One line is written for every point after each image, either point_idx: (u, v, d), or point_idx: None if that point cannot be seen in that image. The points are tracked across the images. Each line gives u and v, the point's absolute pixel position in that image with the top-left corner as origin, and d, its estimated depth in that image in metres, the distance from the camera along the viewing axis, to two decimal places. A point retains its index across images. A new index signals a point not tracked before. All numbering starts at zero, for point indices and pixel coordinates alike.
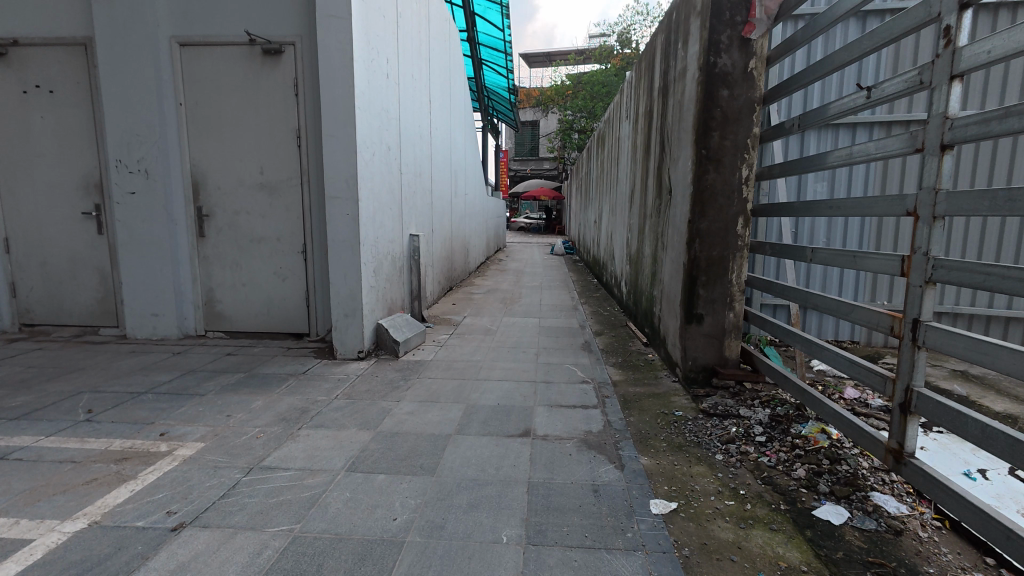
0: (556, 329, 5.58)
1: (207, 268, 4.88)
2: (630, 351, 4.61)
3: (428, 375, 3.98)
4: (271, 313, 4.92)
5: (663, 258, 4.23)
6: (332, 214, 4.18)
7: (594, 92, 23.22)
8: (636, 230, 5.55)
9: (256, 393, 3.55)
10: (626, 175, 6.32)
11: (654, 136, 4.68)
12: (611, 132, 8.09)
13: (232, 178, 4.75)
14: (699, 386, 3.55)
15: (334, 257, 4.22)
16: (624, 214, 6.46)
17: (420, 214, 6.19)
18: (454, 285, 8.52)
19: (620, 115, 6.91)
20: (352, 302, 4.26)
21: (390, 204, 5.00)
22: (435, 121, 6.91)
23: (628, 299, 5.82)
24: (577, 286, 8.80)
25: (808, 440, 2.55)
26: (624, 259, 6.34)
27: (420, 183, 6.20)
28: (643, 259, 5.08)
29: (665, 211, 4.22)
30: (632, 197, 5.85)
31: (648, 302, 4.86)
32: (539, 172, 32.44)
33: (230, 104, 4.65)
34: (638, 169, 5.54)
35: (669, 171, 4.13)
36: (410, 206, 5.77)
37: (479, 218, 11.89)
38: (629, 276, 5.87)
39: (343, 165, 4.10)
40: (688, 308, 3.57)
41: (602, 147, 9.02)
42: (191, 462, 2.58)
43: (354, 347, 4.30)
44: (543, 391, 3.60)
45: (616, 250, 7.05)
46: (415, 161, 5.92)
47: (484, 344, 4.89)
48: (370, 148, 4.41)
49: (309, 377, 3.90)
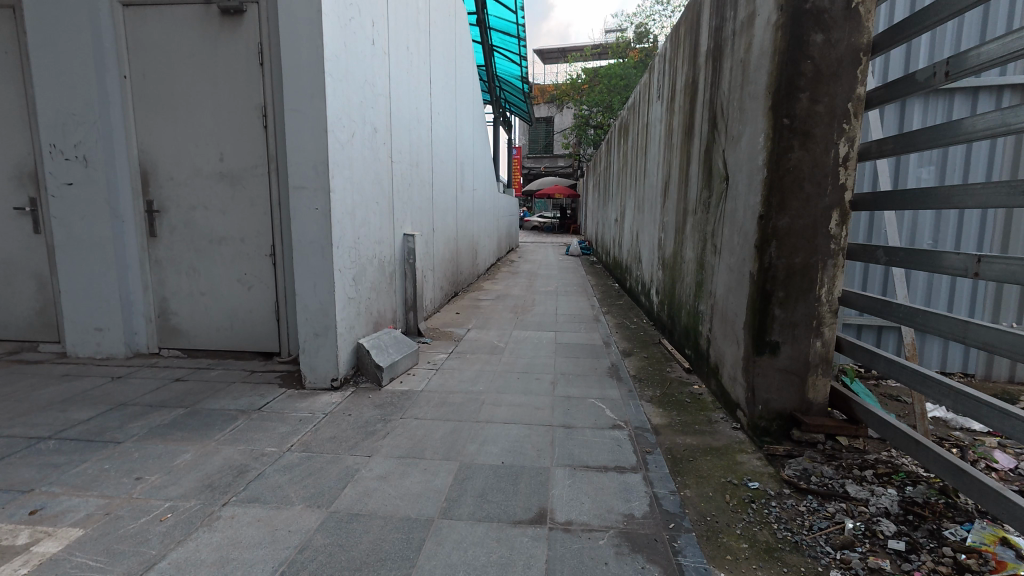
0: (575, 347, 4.70)
1: (160, 273, 4.11)
2: (669, 380, 3.71)
3: (415, 413, 3.14)
4: (235, 328, 4.13)
5: (715, 266, 3.32)
6: (298, 209, 3.34)
7: (612, 85, 22.19)
8: (672, 229, 4.64)
9: (190, 440, 2.75)
10: (658, 166, 5.41)
11: (701, 112, 3.77)
12: (636, 119, 7.16)
13: (187, 166, 3.96)
14: (772, 439, 2.64)
15: (302, 262, 3.39)
16: (655, 212, 5.55)
17: (418, 212, 5.38)
18: (459, 291, 7.66)
19: (649, 97, 6.01)
20: (324, 319, 3.43)
21: (377, 197, 4.17)
22: (437, 107, 6.09)
23: (662, 312, 4.91)
24: (597, 292, 7.87)
25: (984, 561, 1.65)
26: (655, 264, 5.43)
27: (419, 177, 5.39)
28: (683, 265, 4.18)
29: (718, 205, 3.31)
30: (666, 191, 4.94)
31: (690, 318, 3.96)
32: (553, 170, 31.45)
33: (185, 77, 3.86)
34: (674, 157, 4.64)
35: (724, 154, 3.23)
36: (405, 202, 4.94)
37: (489, 217, 11.01)
38: (662, 285, 4.96)
39: (312, 147, 3.27)
40: (759, 333, 2.66)
41: (625, 137, 8.11)
42: (47, 569, 1.76)
43: (327, 374, 3.48)
44: (563, 443, 2.72)
45: (644, 252, 6.15)
46: (411, 150, 5.11)
47: (489, 368, 4.03)
48: (347, 127, 3.58)
49: (265, 415, 3.08)
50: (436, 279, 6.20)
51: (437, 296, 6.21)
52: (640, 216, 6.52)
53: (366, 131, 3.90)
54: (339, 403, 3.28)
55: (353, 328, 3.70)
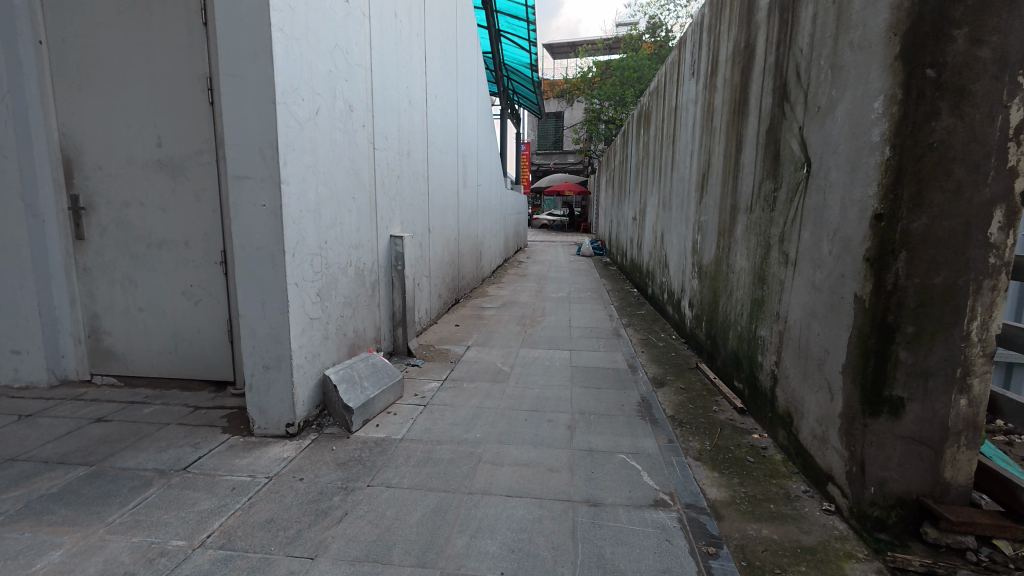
0: (594, 373, 3.91)
1: (90, 284, 3.37)
2: (718, 425, 2.89)
3: (388, 477, 2.37)
4: (182, 351, 3.39)
5: (788, 281, 2.51)
6: (240, 206, 2.57)
7: (624, 78, 21.28)
8: (713, 231, 3.83)
9: (72, 524, 1.99)
10: (692, 155, 4.59)
11: (761, 82, 2.95)
12: (660, 104, 6.33)
13: (118, 153, 3.22)
14: (891, 538, 1.83)
15: (246, 274, 2.63)
16: (687, 210, 4.74)
17: (409, 209, 4.61)
18: (461, 298, 6.89)
19: (679, 76, 5.18)
20: (276, 347, 2.67)
21: (354, 192, 3.41)
22: (434, 88, 5.32)
23: (701, 330, 4.09)
24: (614, 299, 7.05)
25: None
26: (687, 271, 4.62)
27: (411, 169, 4.62)
28: (731, 277, 3.37)
29: (791, 201, 2.49)
30: (704, 185, 4.13)
31: (742, 342, 3.15)
32: (563, 166, 30.57)
33: (112, 42, 3.11)
34: (717, 143, 3.82)
35: (803, 132, 2.41)
36: (392, 198, 4.17)
37: (495, 215, 10.22)
38: (700, 297, 4.15)
39: (257, 123, 2.50)
40: (871, 384, 1.85)
41: (646, 126, 7.29)
42: None
43: (280, 418, 2.73)
44: (586, 535, 1.93)
45: (671, 256, 5.34)
46: (402, 137, 4.34)
47: (489, 404, 3.25)
48: (310, 101, 2.81)
49: (189, 479, 2.32)
50: (432, 287, 5.43)
51: (432, 305, 5.44)
52: (666, 215, 5.70)
53: (337, 107, 3.13)
54: (291, 459, 2.52)
55: (317, 356, 2.93)
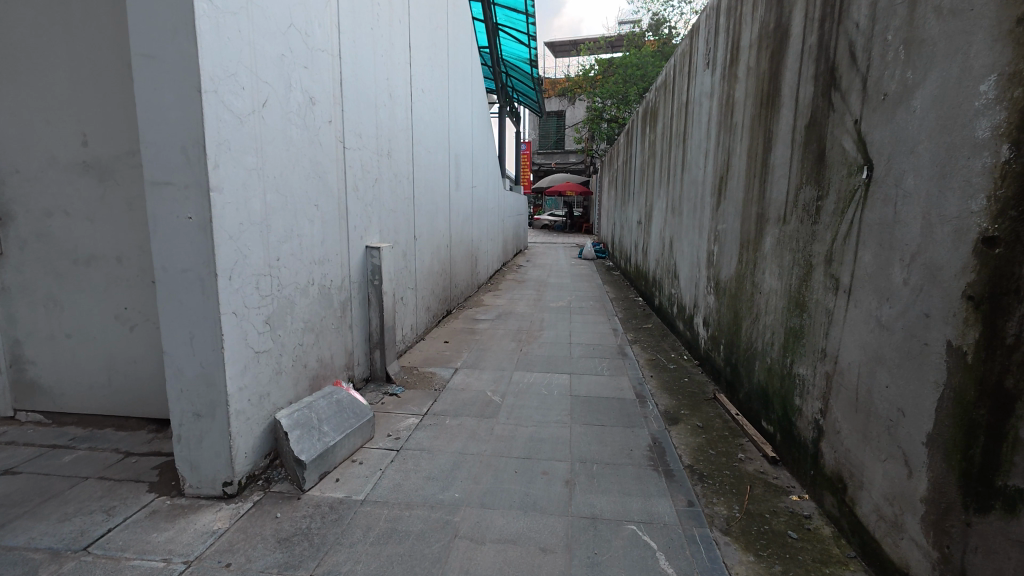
0: (596, 404, 3.42)
1: (9, 307, 2.90)
2: (746, 480, 2.41)
3: (338, 562, 1.88)
4: (117, 384, 2.92)
5: (840, 313, 2.02)
6: (162, 219, 2.09)
7: (627, 76, 20.74)
8: (734, 242, 3.34)
9: None
10: (706, 155, 4.11)
11: (798, 68, 2.46)
12: (669, 100, 5.84)
13: (37, 153, 2.74)
14: None
15: (171, 302, 2.14)
16: (700, 217, 4.25)
17: (390, 216, 4.13)
18: (453, 309, 6.40)
19: (691, 68, 4.69)
20: (208, 391, 2.18)
21: (317, 198, 2.93)
22: (421, 82, 4.83)
23: (719, 355, 3.60)
24: (618, 310, 6.56)
25: None
26: (701, 285, 4.12)
27: (392, 171, 4.14)
28: (757, 298, 2.88)
29: (844, 214, 2.00)
30: (721, 190, 3.64)
31: (773, 377, 2.66)
32: (564, 166, 30.04)
33: (27, 21, 2.63)
34: (737, 141, 3.33)
35: (862, 126, 1.91)
36: (369, 203, 3.70)
37: (492, 218, 9.74)
38: (717, 316, 3.66)
39: (179, 117, 2.02)
40: (978, 470, 1.35)
41: (653, 124, 6.79)
42: None
43: (215, 476, 2.25)
44: None
45: (682, 267, 4.85)
46: (381, 135, 3.87)
47: (473, 448, 2.76)
48: (254, 91, 2.33)
49: (86, 566, 1.84)
50: (418, 301, 4.95)
51: (419, 320, 4.96)
52: (675, 221, 5.21)
53: (293, 99, 2.65)
54: (222, 532, 2.03)
55: (265, 396, 2.45)
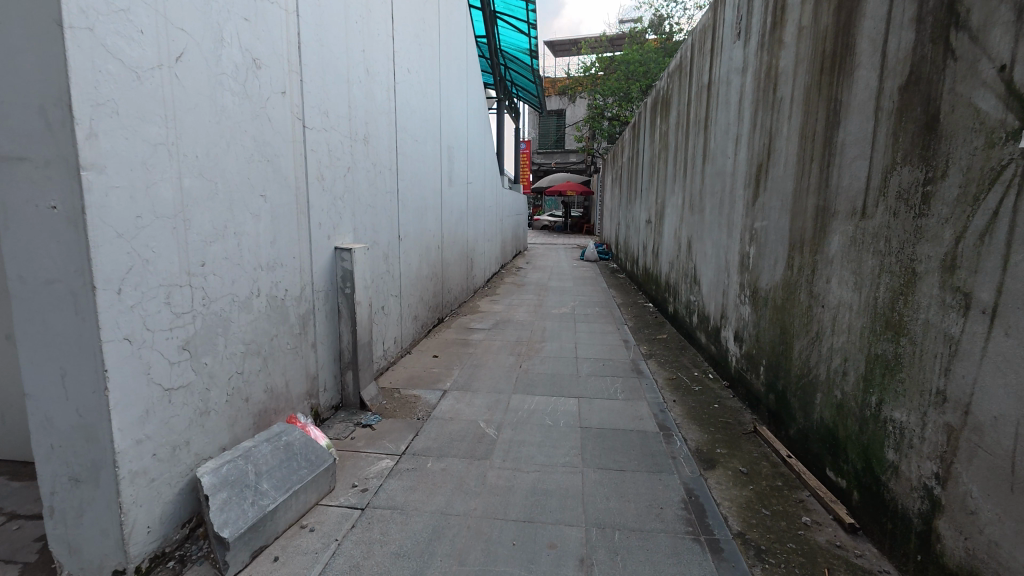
0: (611, 439, 2.83)
1: None
2: (823, 559, 1.81)
3: None
4: (12, 422, 2.32)
5: (974, 343, 1.42)
6: (20, 209, 1.49)
7: (629, 72, 20.16)
8: (779, 243, 2.75)
9: None
10: (737, 141, 3.52)
11: (887, 13, 1.86)
12: (684, 85, 5.24)
13: None
14: None
15: (36, 325, 1.54)
16: (728, 214, 3.66)
17: (367, 212, 3.54)
18: (445, 317, 5.82)
19: (716, 44, 4.09)
20: (89, 448, 1.58)
21: (264, 187, 2.34)
22: (406, 59, 4.24)
23: (758, 378, 3.00)
24: (627, 319, 5.97)
25: None
26: (730, 293, 3.53)
27: (369, 159, 3.55)
28: (819, 314, 2.29)
29: (983, 201, 1.40)
30: (760, 180, 3.05)
31: (846, 416, 2.07)
32: (564, 165, 29.43)
33: None
34: (783, 120, 2.74)
35: (1015, 73, 1.32)
36: (339, 196, 3.10)
37: (489, 218, 9.14)
38: (755, 331, 3.06)
39: (37, 63, 1.42)
40: None
41: (665, 113, 6.20)
42: None
43: (104, 562, 1.64)
44: None
45: (703, 271, 4.26)
46: (354, 116, 3.28)
47: (459, 506, 2.17)
48: (162, 38, 1.73)
49: None
50: (402, 311, 4.36)
51: (403, 332, 4.36)
52: (694, 220, 4.62)
53: (227, 56, 2.05)
54: None
55: (183, 445, 1.86)
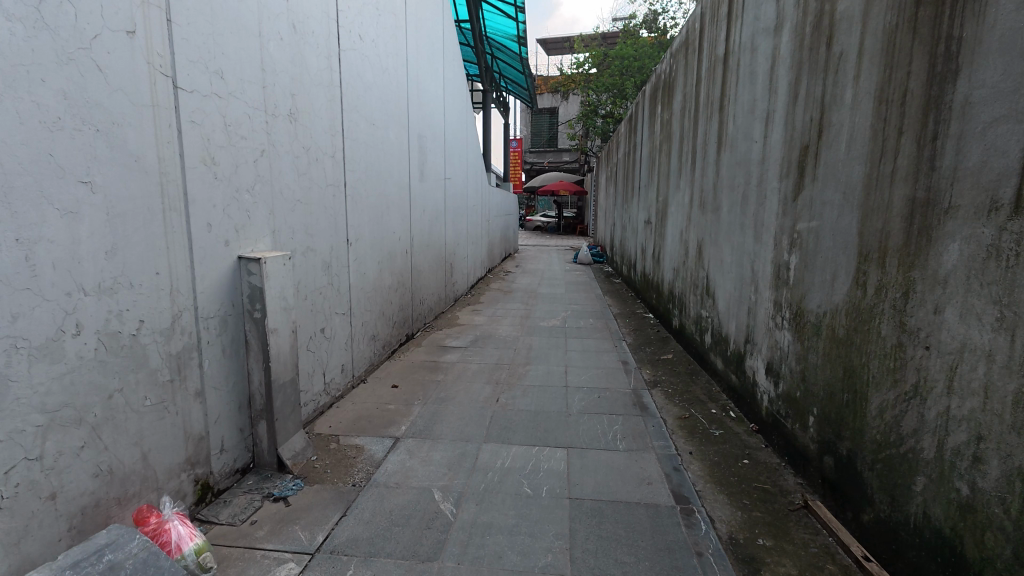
0: (610, 519, 2.07)
1: None
2: None
3: None
4: None
5: None
6: None
7: (623, 68, 19.46)
8: (840, 252, 2.00)
9: None
10: (768, 119, 2.77)
11: None
12: (692, 63, 4.50)
13: None
14: None
15: None
16: (754, 213, 2.92)
17: (295, 210, 2.76)
18: (415, 333, 5.03)
19: (736, 4, 3.35)
20: None
21: (90, 168, 1.56)
22: (355, 23, 3.47)
23: (807, 431, 2.24)
24: (625, 334, 5.21)
25: None
26: (760, 311, 2.79)
27: (298, 142, 2.77)
28: (921, 359, 1.54)
29: None
30: (807, 167, 2.30)
31: (980, 527, 1.32)
32: (557, 165, 28.65)
33: None
34: (847, 83, 1.99)
35: None
36: (245, 189, 2.32)
37: (473, 218, 8.36)
38: (800, 367, 2.31)
39: None
40: None
41: (668, 99, 5.46)
42: None
43: None
44: None
45: (719, 282, 3.51)
46: (270, 83, 2.50)
47: None
48: None
49: None
50: (354, 331, 3.57)
51: (354, 357, 3.58)
52: (707, 220, 3.87)
53: None
54: None
55: None
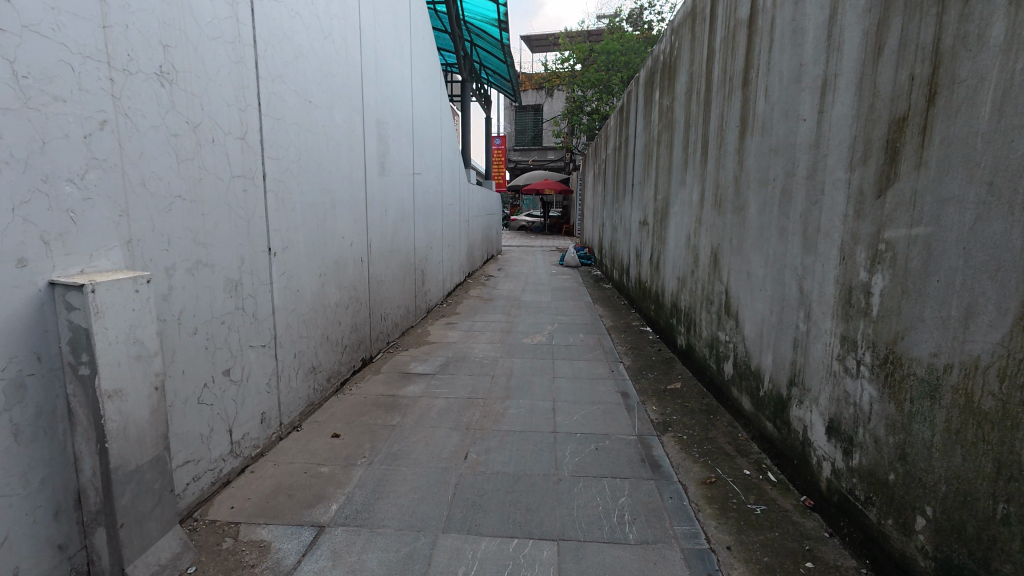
0: None
1: None
2: None
3: None
4: None
5: None
6: None
7: (610, 63, 18.77)
8: (984, 278, 1.28)
9: None
10: (826, 88, 2.05)
11: None
12: (701, 35, 3.79)
13: None
14: None
15: None
16: (802, 215, 2.20)
17: (174, 209, 1.96)
18: (374, 357, 4.24)
19: None
20: None
21: None
22: None
23: (911, 537, 1.52)
24: (621, 354, 4.48)
25: None
26: (816, 347, 2.07)
27: (177, 113, 1.97)
28: None
29: None
30: (905, 150, 1.58)
31: None
32: (542, 163, 27.89)
33: None
34: (995, 13, 1.27)
35: None
36: (64, 177, 1.52)
37: (450, 219, 7.58)
38: (895, 440, 1.59)
39: None
40: None
41: (670, 82, 4.74)
42: None
43: None
44: None
45: (747, 301, 2.80)
46: (117, 23, 1.70)
47: None
48: None
49: None
50: (281, 366, 2.77)
51: (281, 400, 2.77)
52: (726, 223, 3.15)
53: None
54: None
55: None
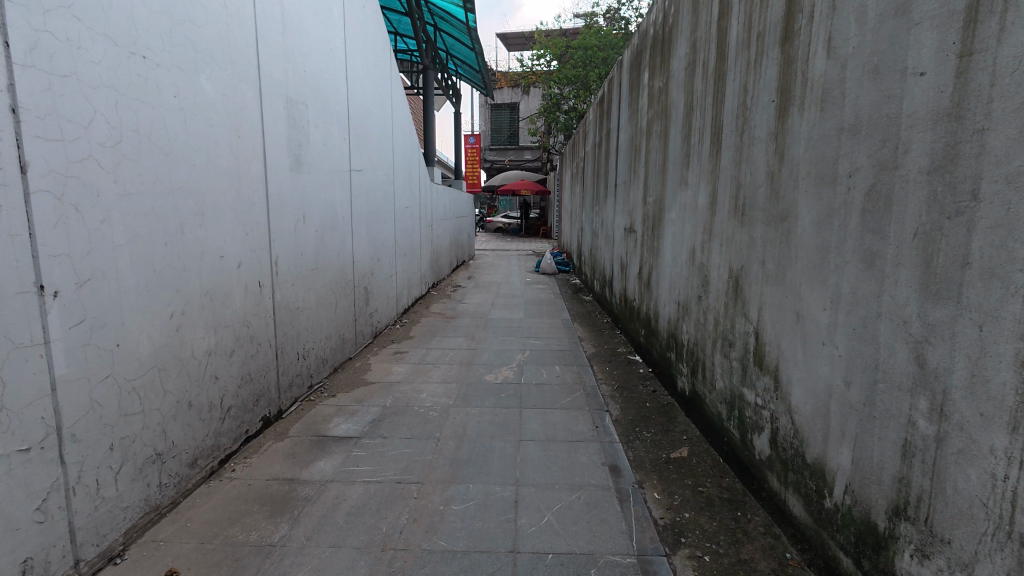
0: None
1: None
2: None
3: None
4: None
5: None
6: None
7: (588, 59, 17.99)
8: None
9: None
10: (982, 9, 1.15)
11: None
12: None
13: None
14: None
15: None
16: (922, 236, 1.30)
17: None
18: (282, 412, 3.19)
19: None
20: None
21: None
22: None
23: None
24: (607, 399, 3.54)
25: None
26: (965, 475, 1.16)
27: None
28: None
29: None
30: None
31: None
32: (518, 163, 26.94)
33: None
34: None
35: None
36: None
37: (406, 224, 6.53)
38: None
39: None
40: None
41: (664, 58, 3.84)
42: None
43: None
44: None
45: (796, 357, 1.89)
46: None
47: None
48: None
49: None
50: (76, 472, 1.73)
51: (77, 525, 1.74)
52: (756, 238, 2.24)
53: None
54: None
55: None
